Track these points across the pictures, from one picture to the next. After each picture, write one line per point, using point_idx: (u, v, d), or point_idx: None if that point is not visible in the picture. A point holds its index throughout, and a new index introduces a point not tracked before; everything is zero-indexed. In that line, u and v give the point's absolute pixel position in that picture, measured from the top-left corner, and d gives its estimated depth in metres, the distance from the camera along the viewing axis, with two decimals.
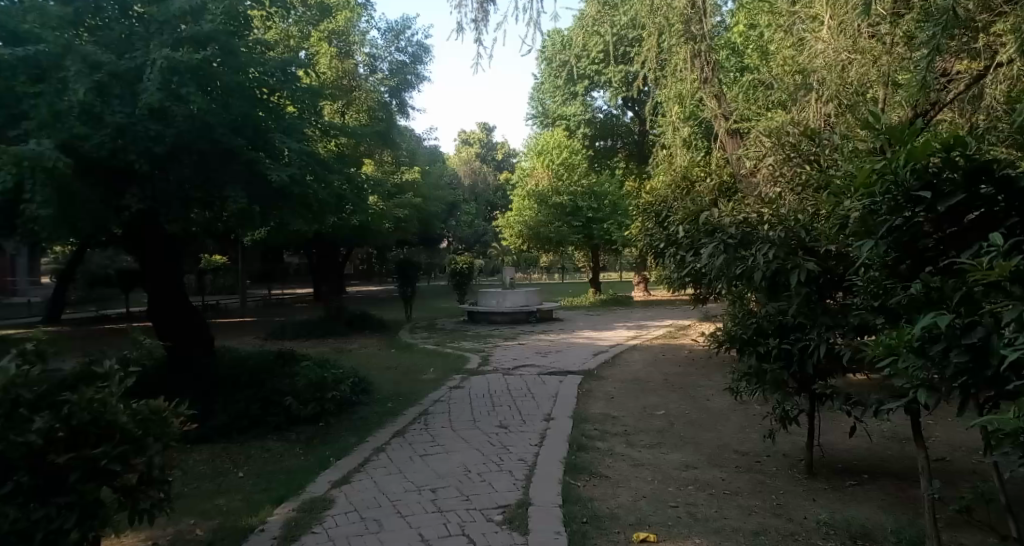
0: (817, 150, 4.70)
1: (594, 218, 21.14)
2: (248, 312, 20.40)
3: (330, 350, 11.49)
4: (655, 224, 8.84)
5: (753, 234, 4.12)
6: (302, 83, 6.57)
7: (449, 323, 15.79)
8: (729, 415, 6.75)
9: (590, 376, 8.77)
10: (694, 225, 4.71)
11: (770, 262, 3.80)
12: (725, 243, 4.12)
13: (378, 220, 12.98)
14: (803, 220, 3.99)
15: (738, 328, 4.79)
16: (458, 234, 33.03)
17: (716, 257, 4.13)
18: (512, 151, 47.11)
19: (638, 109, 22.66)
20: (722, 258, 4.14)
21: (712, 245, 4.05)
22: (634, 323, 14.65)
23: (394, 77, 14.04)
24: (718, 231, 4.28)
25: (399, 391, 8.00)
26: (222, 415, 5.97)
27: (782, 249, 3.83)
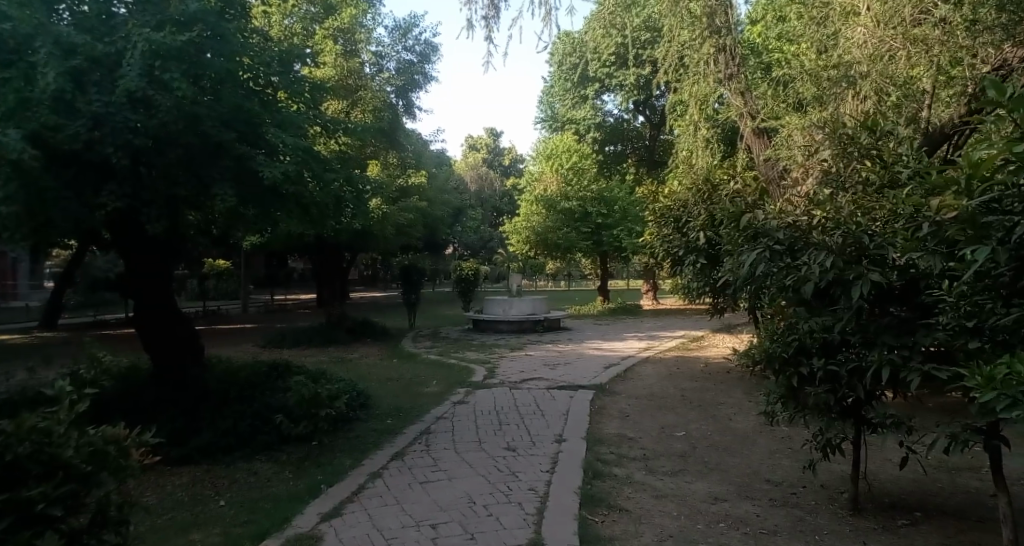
0: (874, 145, 4.20)
1: (604, 224, 20.64)
2: (249, 318, 19.96)
3: (329, 360, 11.03)
4: (674, 229, 8.34)
5: (802, 238, 3.60)
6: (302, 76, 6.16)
7: (454, 331, 15.33)
8: (755, 438, 6.26)
9: (602, 390, 8.30)
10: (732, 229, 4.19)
11: (827, 271, 3.27)
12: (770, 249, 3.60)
13: (383, 224, 12.54)
14: (864, 224, 3.47)
15: (775, 346, 4.25)
16: (463, 240, 32.57)
17: (761, 265, 3.61)
18: (520, 157, 46.82)
19: (649, 113, 22.33)
20: (766, 265, 3.62)
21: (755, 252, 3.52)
22: (646, 334, 14.16)
23: (401, 76, 13.60)
24: (762, 235, 3.76)
25: (401, 406, 7.53)
26: (208, 433, 5.49)
27: (841, 257, 3.30)
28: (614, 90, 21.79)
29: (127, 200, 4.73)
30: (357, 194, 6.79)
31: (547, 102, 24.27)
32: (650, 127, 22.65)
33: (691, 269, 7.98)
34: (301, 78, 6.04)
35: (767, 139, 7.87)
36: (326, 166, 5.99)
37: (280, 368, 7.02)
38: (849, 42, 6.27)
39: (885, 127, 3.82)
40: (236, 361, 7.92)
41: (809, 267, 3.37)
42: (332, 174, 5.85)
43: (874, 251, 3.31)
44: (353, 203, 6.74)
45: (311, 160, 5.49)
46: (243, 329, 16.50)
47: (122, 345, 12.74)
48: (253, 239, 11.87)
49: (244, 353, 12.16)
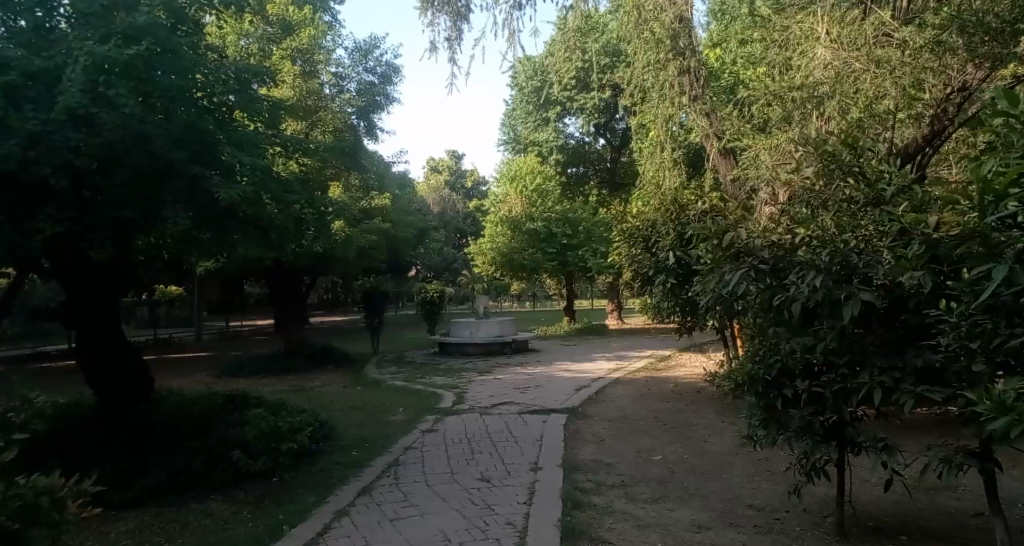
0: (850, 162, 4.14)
1: (569, 245, 20.59)
2: (205, 346, 19.26)
3: (291, 389, 10.63)
4: (642, 250, 8.26)
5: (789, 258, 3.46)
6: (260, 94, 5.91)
7: (419, 355, 14.99)
8: (731, 460, 6.14)
9: (574, 414, 8.11)
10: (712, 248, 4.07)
11: (817, 291, 3.15)
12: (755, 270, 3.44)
13: (345, 248, 12.24)
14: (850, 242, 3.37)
15: (758, 367, 4.11)
16: (427, 262, 32.25)
17: (745, 286, 3.48)
18: (482, 179, 46.82)
19: (610, 136, 22.54)
20: (751, 286, 3.47)
21: (741, 272, 3.36)
22: (614, 354, 14.05)
23: (362, 97, 13.41)
24: (745, 254, 3.64)
25: (367, 436, 7.22)
26: (159, 472, 5.13)
27: (830, 276, 3.18)
28: (576, 112, 21.97)
29: (69, 225, 4.41)
30: (317, 217, 6.53)
31: (509, 124, 24.31)
32: (612, 149, 22.87)
33: (661, 291, 7.92)
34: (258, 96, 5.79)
35: (734, 158, 7.86)
36: (286, 188, 5.72)
37: (238, 400, 6.67)
38: (813, 62, 6.30)
39: (867, 143, 3.73)
40: (192, 393, 7.53)
41: (798, 287, 3.25)
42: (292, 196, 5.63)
43: (862, 270, 3.20)
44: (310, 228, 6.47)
45: (271, 182, 5.24)
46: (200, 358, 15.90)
47: (68, 377, 12.10)
48: (210, 264, 11.45)
49: (200, 383, 11.65)
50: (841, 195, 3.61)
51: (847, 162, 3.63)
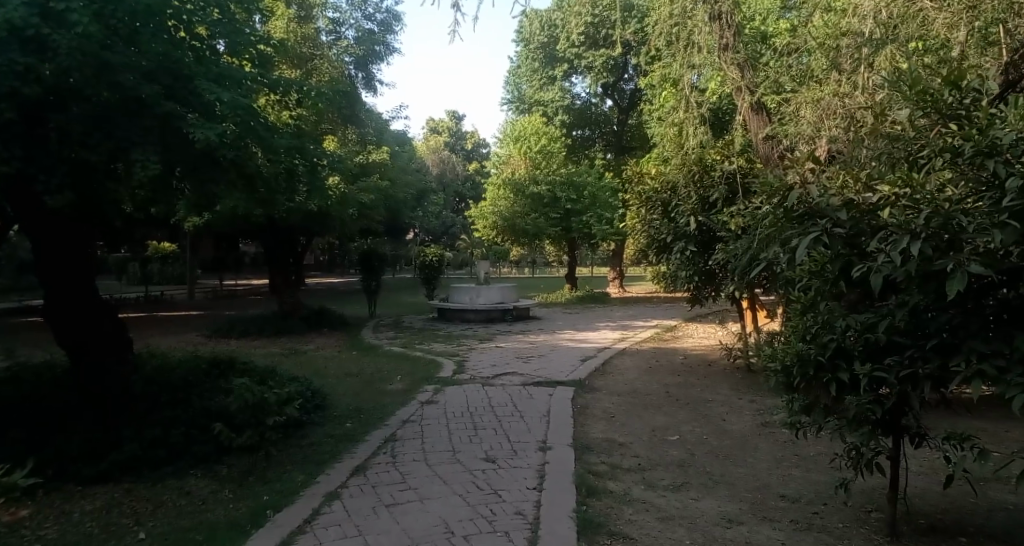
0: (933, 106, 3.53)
1: (573, 210, 19.96)
2: (196, 304, 18.77)
3: (283, 353, 10.15)
4: (660, 214, 7.62)
5: (868, 220, 2.87)
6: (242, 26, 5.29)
7: (418, 320, 14.51)
8: (754, 442, 5.68)
9: (582, 387, 7.65)
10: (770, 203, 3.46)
11: (911, 261, 2.55)
12: (830, 234, 2.85)
13: (342, 206, 11.68)
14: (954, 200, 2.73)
15: (808, 347, 3.59)
16: (425, 225, 31.66)
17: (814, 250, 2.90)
18: (483, 142, 46.09)
19: (617, 98, 21.88)
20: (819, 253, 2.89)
21: (812, 236, 2.77)
22: (618, 323, 13.59)
23: (361, 46, 12.79)
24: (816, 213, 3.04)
25: (362, 407, 6.74)
26: (134, 445, 4.64)
27: (927, 242, 2.58)
28: (582, 71, 21.31)
29: (20, 163, 3.83)
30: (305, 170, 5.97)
31: (513, 83, 23.59)
32: (619, 111, 22.23)
33: (678, 259, 7.36)
34: (242, 29, 5.17)
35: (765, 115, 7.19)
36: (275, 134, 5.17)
37: (222, 367, 6.17)
38: (859, 8, 5.67)
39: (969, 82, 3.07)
40: (174, 356, 7.04)
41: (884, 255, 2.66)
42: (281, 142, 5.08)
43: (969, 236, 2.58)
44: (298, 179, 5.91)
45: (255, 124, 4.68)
46: (189, 317, 15.39)
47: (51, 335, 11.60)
48: (200, 219, 10.89)
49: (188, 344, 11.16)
50: (941, 142, 2.94)
51: (948, 102, 2.96)
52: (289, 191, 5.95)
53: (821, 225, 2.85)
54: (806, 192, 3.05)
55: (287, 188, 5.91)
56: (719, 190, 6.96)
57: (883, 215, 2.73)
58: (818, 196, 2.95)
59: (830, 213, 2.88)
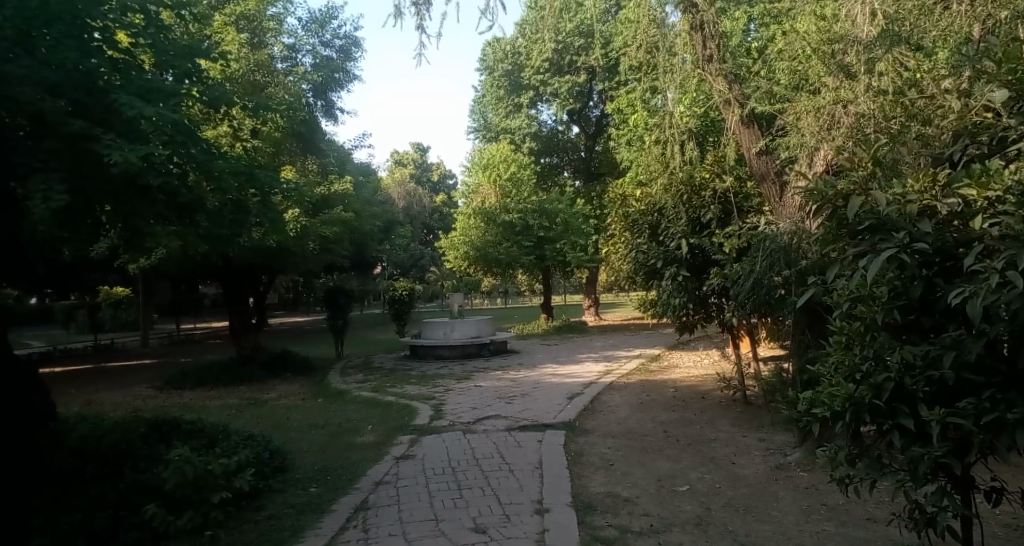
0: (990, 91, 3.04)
1: (546, 238, 19.40)
2: (151, 353, 17.70)
3: (242, 405, 9.32)
4: (648, 239, 7.05)
5: (953, 232, 2.39)
6: (167, 34, 4.82)
7: (388, 360, 13.73)
8: (772, 487, 5.05)
9: (572, 429, 7.01)
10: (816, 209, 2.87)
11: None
12: (911, 252, 2.37)
13: (303, 240, 10.97)
14: None
15: (858, 388, 2.90)
16: (393, 259, 30.93)
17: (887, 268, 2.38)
18: (449, 174, 45.74)
19: (584, 124, 21.70)
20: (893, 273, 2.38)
21: (890, 255, 2.27)
22: (600, 354, 12.98)
23: (319, 72, 12.22)
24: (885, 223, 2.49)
25: (328, 467, 5.98)
26: (44, 537, 3.81)
27: None
28: (549, 98, 21.10)
29: None
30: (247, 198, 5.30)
31: (478, 112, 23.27)
32: (586, 137, 21.99)
33: (669, 286, 6.75)
34: (164, 34, 4.71)
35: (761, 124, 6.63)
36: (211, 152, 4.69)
37: (162, 435, 5.38)
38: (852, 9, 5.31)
39: None
40: (111, 419, 6.22)
41: (989, 275, 2.13)
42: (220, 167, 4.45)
43: None
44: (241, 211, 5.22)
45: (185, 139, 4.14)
46: (143, 367, 14.38)
47: None
48: (148, 260, 10.09)
49: (137, 399, 10.22)
50: None
51: None
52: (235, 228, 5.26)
53: (897, 242, 2.38)
54: (872, 201, 2.56)
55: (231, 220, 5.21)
56: (712, 210, 6.49)
57: (978, 225, 2.27)
58: (887, 207, 2.47)
59: (908, 227, 2.40)
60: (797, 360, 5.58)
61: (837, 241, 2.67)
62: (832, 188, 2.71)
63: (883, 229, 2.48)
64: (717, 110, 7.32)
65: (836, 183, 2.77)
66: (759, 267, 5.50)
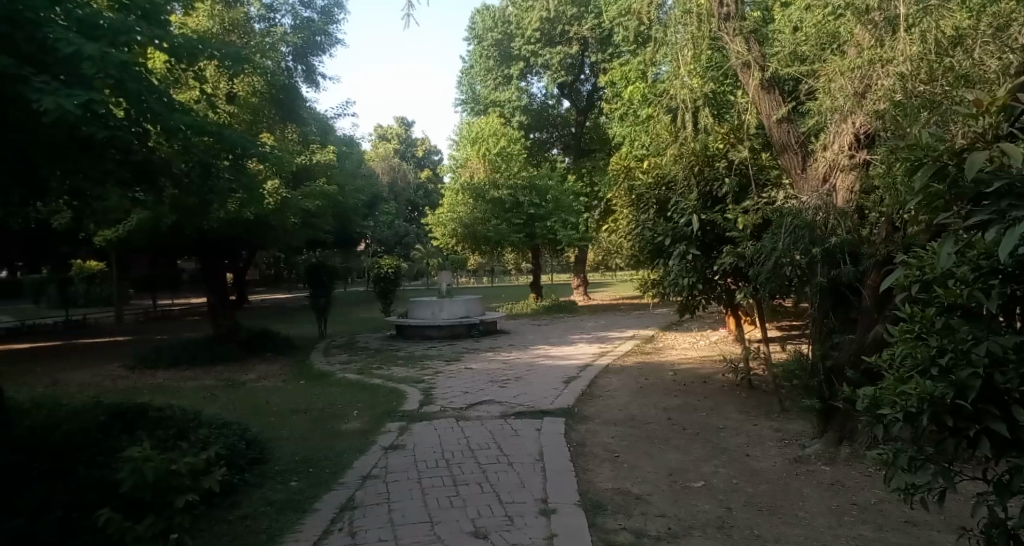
0: None
1: (536, 214, 18.87)
2: (125, 329, 17.04)
3: (220, 387, 8.80)
4: (656, 214, 6.57)
5: None
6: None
7: (373, 340, 13.23)
8: (794, 483, 4.64)
9: (572, 416, 6.59)
10: (907, 166, 2.28)
11: None
12: None
13: (282, 215, 10.37)
14: None
15: (936, 383, 2.38)
16: (377, 236, 30.27)
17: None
18: (435, 149, 44.95)
19: (576, 97, 21.12)
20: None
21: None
22: (593, 334, 12.55)
23: (299, 34, 11.57)
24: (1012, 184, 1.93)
25: (311, 459, 5.50)
26: None
27: None
28: (540, 70, 20.46)
29: None
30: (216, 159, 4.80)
31: (466, 84, 22.56)
32: (576, 112, 21.45)
33: (676, 265, 6.27)
34: None
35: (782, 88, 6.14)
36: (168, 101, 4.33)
37: (125, 426, 4.88)
38: None
39: None
40: (70, 406, 5.68)
41: None
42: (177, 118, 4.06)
43: None
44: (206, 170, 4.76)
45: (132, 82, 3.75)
46: (116, 345, 13.76)
47: None
48: (117, 232, 9.47)
49: (107, 381, 9.67)
50: None
51: None
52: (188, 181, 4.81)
53: None
54: (1000, 157, 1.98)
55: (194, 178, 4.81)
56: (728, 183, 6.03)
57: None
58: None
59: None
60: (817, 346, 5.16)
61: (944, 208, 2.11)
62: (942, 144, 2.13)
63: (1012, 195, 1.91)
64: (734, 75, 6.83)
65: (944, 138, 2.20)
66: (781, 244, 4.99)
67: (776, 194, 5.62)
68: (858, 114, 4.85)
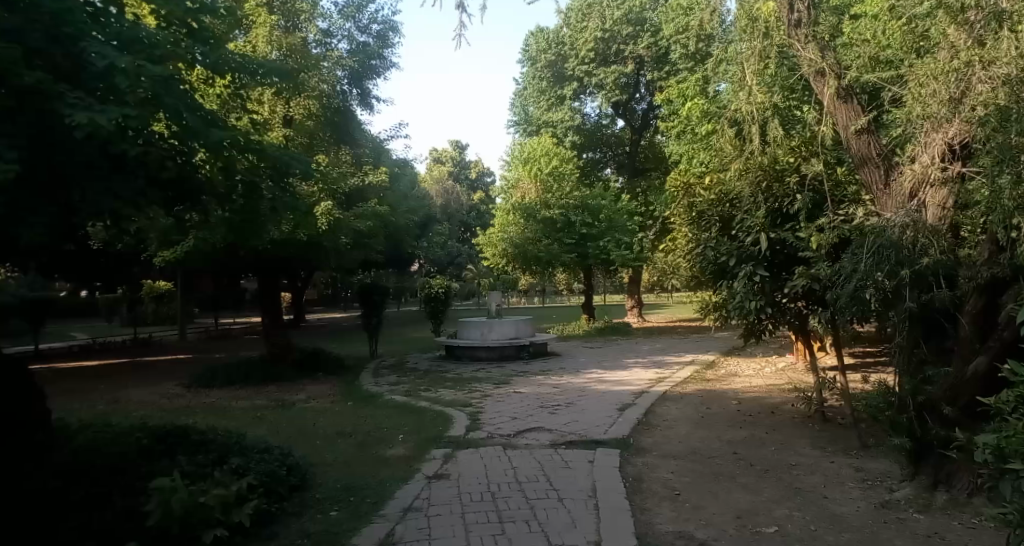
0: None
1: (588, 234, 18.50)
2: (184, 347, 17.37)
3: (269, 407, 8.70)
4: (720, 233, 6.14)
5: None
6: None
7: (423, 361, 13.04)
8: (882, 533, 4.13)
9: (627, 447, 6.18)
10: None
11: None
12: None
13: (335, 236, 10.32)
14: None
15: None
16: (429, 256, 30.36)
17: None
18: (487, 170, 45.11)
19: (630, 117, 20.74)
20: None
21: None
22: (648, 359, 12.05)
23: (354, 57, 11.59)
24: None
25: (353, 486, 5.26)
26: None
27: None
28: (593, 89, 20.20)
29: None
30: (256, 173, 4.71)
31: (519, 105, 22.46)
32: (631, 131, 21.08)
33: (742, 288, 5.78)
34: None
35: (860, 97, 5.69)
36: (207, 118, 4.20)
37: (165, 449, 4.73)
38: None
39: None
40: (116, 426, 5.59)
41: None
42: (215, 136, 3.93)
43: None
44: (247, 185, 4.69)
45: (168, 98, 3.60)
46: (173, 363, 13.95)
47: None
48: (173, 252, 9.55)
49: (162, 399, 9.73)
50: None
51: None
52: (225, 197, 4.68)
53: None
54: None
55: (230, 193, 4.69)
56: (801, 199, 5.58)
57: None
58: None
59: None
60: (903, 378, 4.65)
61: None
62: None
63: None
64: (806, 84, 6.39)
65: None
66: (862, 266, 4.54)
67: (856, 210, 5.16)
68: (954, 122, 4.40)
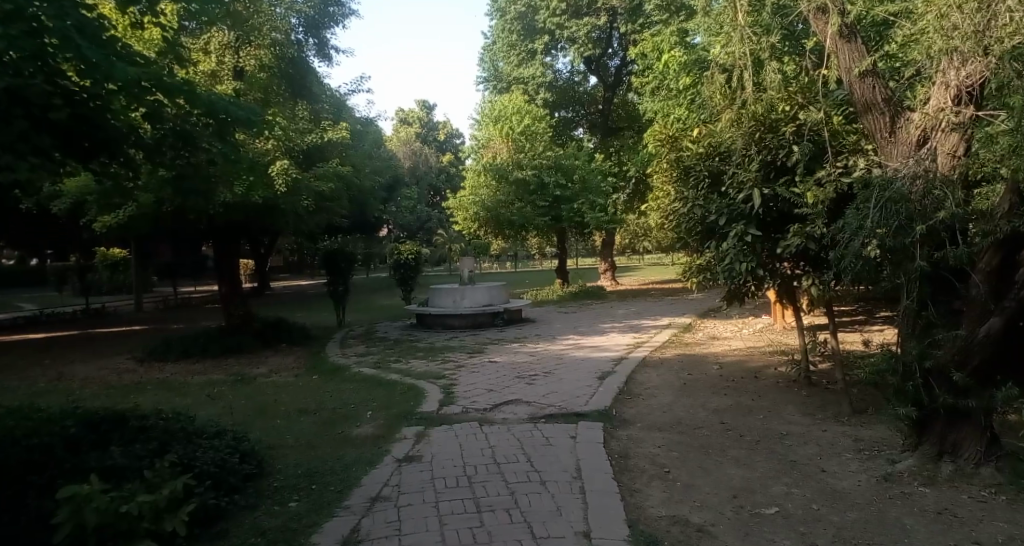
0: None
1: (562, 197, 18.01)
2: (142, 319, 16.58)
3: (227, 383, 8.16)
4: (710, 189, 5.73)
5: None
6: None
7: (393, 329, 12.56)
8: (889, 511, 3.81)
9: (610, 420, 5.81)
10: None
11: None
12: None
13: (294, 197, 9.62)
14: None
15: None
16: (398, 221, 29.61)
17: None
18: (457, 133, 44.08)
19: (603, 74, 20.14)
20: None
21: None
22: (625, 323, 11.72)
23: (309, 4, 10.76)
24: None
25: (314, 472, 4.80)
26: None
27: None
28: (565, 45, 19.49)
29: None
30: (188, 120, 4.18)
31: (488, 61, 21.61)
32: (604, 89, 20.48)
33: (731, 248, 5.42)
34: None
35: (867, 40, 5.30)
36: (114, 56, 3.64)
37: (95, 441, 4.19)
38: None
39: None
40: (44, 411, 5.00)
41: None
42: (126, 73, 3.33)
43: None
44: (178, 132, 4.10)
45: None
46: (128, 336, 13.20)
47: None
48: (117, 217, 8.82)
49: (112, 376, 9.10)
50: None
51: None
52: (152, 147, 4.14)
53: None
54: None
55: (158, 144, 4.14)
56: (796, 151, 5.17)
57: None
58: None
59: None
60: (909, 344, 4.31)
61: None
62: None
63: None
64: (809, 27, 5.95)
65: None
66: (869, 221, 4.18)
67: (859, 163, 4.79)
68: (977, 61, 4.12)
